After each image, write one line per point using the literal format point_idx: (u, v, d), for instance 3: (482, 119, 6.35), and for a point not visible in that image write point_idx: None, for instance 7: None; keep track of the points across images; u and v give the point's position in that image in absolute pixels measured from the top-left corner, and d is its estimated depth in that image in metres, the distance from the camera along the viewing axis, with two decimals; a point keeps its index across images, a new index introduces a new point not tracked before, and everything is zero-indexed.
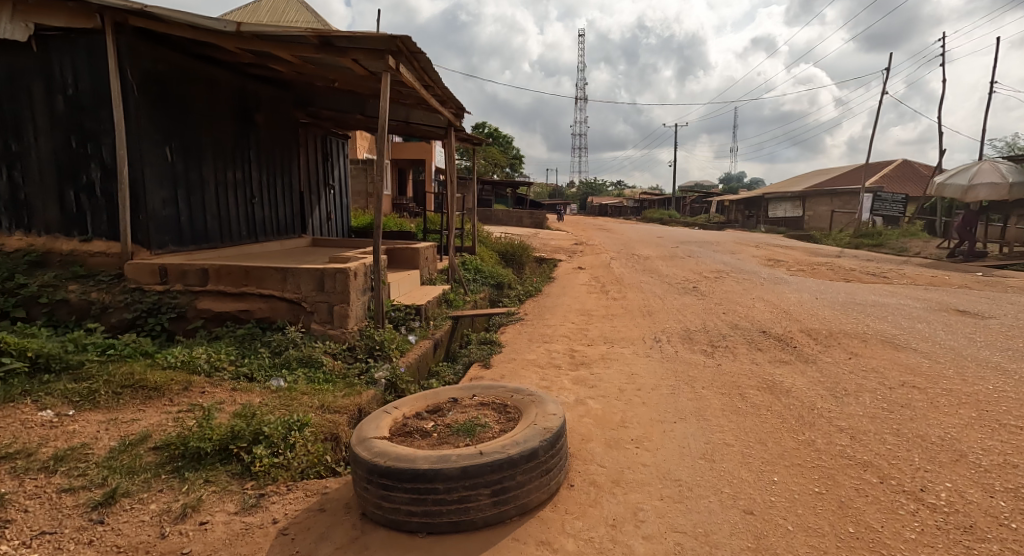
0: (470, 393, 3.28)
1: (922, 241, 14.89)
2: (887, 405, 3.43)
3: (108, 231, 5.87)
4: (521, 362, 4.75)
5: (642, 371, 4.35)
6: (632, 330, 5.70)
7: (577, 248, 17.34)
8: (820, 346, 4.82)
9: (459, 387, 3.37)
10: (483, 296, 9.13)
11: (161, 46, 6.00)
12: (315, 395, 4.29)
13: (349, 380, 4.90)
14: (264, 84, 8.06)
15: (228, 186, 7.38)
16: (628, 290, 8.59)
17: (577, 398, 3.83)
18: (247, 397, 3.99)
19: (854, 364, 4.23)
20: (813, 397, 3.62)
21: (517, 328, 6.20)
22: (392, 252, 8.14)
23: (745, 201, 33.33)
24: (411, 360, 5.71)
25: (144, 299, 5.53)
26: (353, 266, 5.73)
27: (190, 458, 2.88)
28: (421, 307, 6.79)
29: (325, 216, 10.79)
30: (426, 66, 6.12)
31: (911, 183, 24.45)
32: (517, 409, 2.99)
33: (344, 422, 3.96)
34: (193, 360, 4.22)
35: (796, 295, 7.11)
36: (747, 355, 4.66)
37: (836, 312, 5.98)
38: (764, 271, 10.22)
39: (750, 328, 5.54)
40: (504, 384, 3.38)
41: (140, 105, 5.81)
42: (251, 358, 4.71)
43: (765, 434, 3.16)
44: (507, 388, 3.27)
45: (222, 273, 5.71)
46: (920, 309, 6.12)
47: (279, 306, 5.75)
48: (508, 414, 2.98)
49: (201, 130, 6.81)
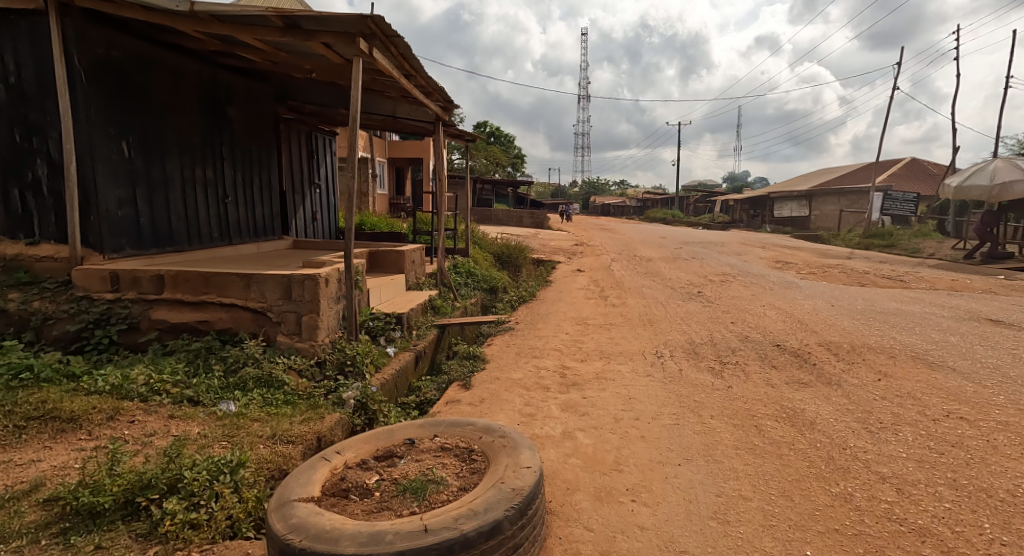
0: (433, 433, 3.01)
1: (936, 242, 14.28)
2: (935, 445, 2.91)
3: (56, 234, 5.37)
4: (504, 382, 4.21)
5: (641, 395, 3.81)
6: (631, 343, 5.16)
7: (577, 249, 16.78)
8: (843, 364, 4.27)
9: (422, 423, 3.11)
10: (474, 302, 8.60)
11: (114, 31, 5.51)
12: (268, 421, 3.79)
13: (313, 401, 4.39)
14: (238, 75, 7.59)
15: (195, 185, 6.91)
16: (629, 296, 8.03)
17: (565, 432, 3.29)
18: (185, 426, 3.46)
19: (884, 388, 3.70)
20: (844, 432, 3.10)
21: (506, 340, 5.66)
22: (376, 255, 7.62)
23: (750, 200, 32.68)
24: (387, 376, 5.19)
25: (92, 308, 5.01)
26: (323, 272, 5.22)
27: (83, 516, 2.41)
28: (403, 315, 6.27)
29: (309, 216, 10.30)
30: (405, 51, 5.60)
31: (922, 181, 23.80)
32: (482, 460, 2.68)
33: (296, 455, 3.45)
34: (127, 383, 3.72)
35: (810, 302, 6.55)
36: (759, 375, 4.13)
37: (856, 322, 5.42)
38: (773, 274, 9.66)
39: (763, 341, 4.98)
40: (473, 420, 3.11)
41: (91, 95, 5.33)
42: (202, 377, 4.22)
43: (789, 483, 2.65)
44: (476, 428, 3.00)
45: (179, 280, 5.19)
46: (950, 318, 5.56)
47: (242, 317, 5.24)
48: (472, 466, 2.67)
49: (163, 124, 6.34)
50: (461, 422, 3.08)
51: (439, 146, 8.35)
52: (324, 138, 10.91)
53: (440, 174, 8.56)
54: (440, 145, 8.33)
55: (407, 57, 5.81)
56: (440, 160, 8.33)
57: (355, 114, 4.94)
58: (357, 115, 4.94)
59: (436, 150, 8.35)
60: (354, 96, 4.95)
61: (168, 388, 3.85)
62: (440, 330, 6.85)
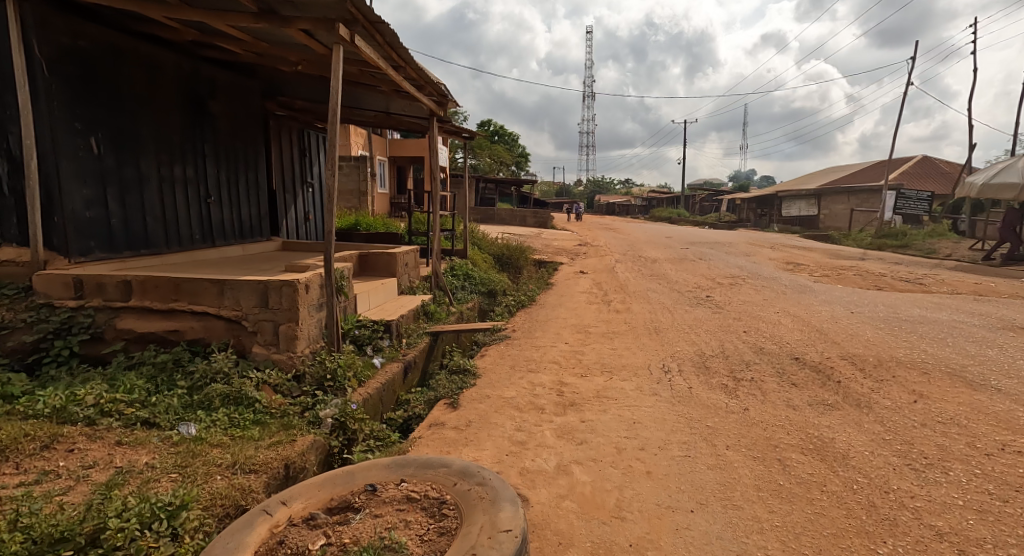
0: (399, 477, 2.76)
1: (952, 242, 13.78)
2: (994, 490, 2.58)
3: (17, 236, 5.00)
4: (495, 402, 3.82)
5: (647, 417, 3.44)
6: (635, 355, 4.76)
7: (580, 250, 16.35)
8: (870, 381, 3.87)
9: (388, 465, 2.86)
10: (470, 306, 8.21)
11: (80, 19, 5.15)
12: (230, 446, 3.41)
13: (287, 420, 4.02)
14: (220, 68, 7.23)
15: (174, 184, 6.57)
16: (633, 301, 7.62)
17: (559, 466, 2.92)
18: (133, 454, 3.08)
19: (921, 414, 3.32)
20: (883, 470, 2.76)
21: (501, 351, 5.26)
22: (366, 258, 7.26)
23: (757, 199, 32.14)
24: (372, 390, 4.82)
25: (52, 317, 4.65)
26: (303, 277, 4.87)
27: None
28: (391, 323, 5.91)
29: (301, 217, 9.95)
30: (390, 38, 5.24)
31: (934, 179, 23.23)
32: (452, 519, 2.40)
33: (257, 487, 3.08)
34: (72, 405, 3.37)
35: (828, 308, 6.13)
36: (778, 393, 3.73)
37: (880, 331, 5.01)
38: (785, 277, 9.22)
39: (779, 353, 4.58)
40: (445, 463, 2.87)
41: (55, 87, 4.98)
42: (162, 395, 3.85)
43: (825, 540, 2.31)
44: (446, 474, 2.74)
45: (148, 286, 4.84)
46: (982, 327, 5.13)
47: (215, 326, 4.87)
48: (440, 525, 2.39)
49: (138, 119, 6.00)
50: (434, 464, 2.82)
51: (434, 147, 7.95)
52: (317, 136, 10.57)
53: (434, 175, 8.15)
54: (435, 146, 7.91)
55: (394, 45, 5.47)
56: (435, 161, 7.91)
57: (335, 107, 4.56)
58: (337, 107, 4.57)
59: (430, 151, 7.92)
60: (335, 86, 4.57)
61: (120, 410, 3.48)
62: (433, 338, 6.48)
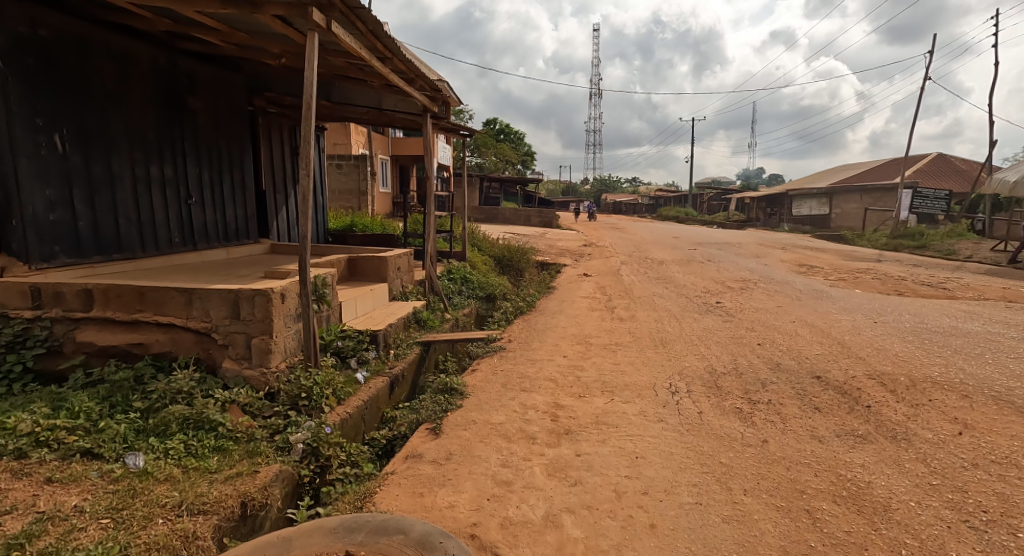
0: (348, 544, 2.37)
1: (974, 243, 13.22)
2: None
3: None
4: (481, 431, 3.45)
5: (652, 451, 3.07)
6: (639, 371, 4.37)
7: (584, 251, 15.90)
8: (902, 404, 3.47)
9: (337, 526, 2.46)
10: (466, 313, 7.82)
11: (38, 6, 4.91)
12: (179, 480, 3.05)
13: (253, 446, 3.66)
14: (201, 63, 6.94)
15: (150, 184, 6.25)
16: (638, 308, 7.18)
17: (547, 517, 2.60)
18: (61, 495, 2.73)
19: (967, 452, 2.92)
20: (935, 529, 2.41)
21: (493, 366, 4.86)
22: (356, 262, 6.92)
23: (767, 198, 31.51)
24: (353, 409, 4.44)
25: (6, 329, 4.32)
26: (277, 286, 4.49)
27: None
28: (378, 333, 5.56)
29: (293, 219, 9.62)
30: (373, 25, 4.88)
31: (951, 177, 22.58)
32: None
33: (203, 531, 2.72)
34: (3, 434, 3.06)
35: (848, 317, 5.68)
36: (799, 422, 3.34)
37: (908, 344, 4.59)
38: (799, 280, 8.77)
39: (796, 370, 4.18)
40: (405, 525, 2.47)
41: (11, 79, 4.74)
42: (113, 418, 3.51)
43: None
44: (404, 543, 2.35)
45: (110, 295, 4.48)
46: (1020, 339, 4.70)
47: (183, 338, 4.51)
48: None
49: (109, 115, 5.70)
50: (388, 528, 2.45)
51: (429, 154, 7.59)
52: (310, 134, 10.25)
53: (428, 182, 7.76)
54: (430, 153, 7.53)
55: (378, 34, 5.10)
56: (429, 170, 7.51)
57: (310, 98, 4.18)
58: (312, 98, 4.19)
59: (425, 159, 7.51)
60: (310, 76, 4.19)
61: (60, 439, 3.15)
62: (424, 348, 6.09)
